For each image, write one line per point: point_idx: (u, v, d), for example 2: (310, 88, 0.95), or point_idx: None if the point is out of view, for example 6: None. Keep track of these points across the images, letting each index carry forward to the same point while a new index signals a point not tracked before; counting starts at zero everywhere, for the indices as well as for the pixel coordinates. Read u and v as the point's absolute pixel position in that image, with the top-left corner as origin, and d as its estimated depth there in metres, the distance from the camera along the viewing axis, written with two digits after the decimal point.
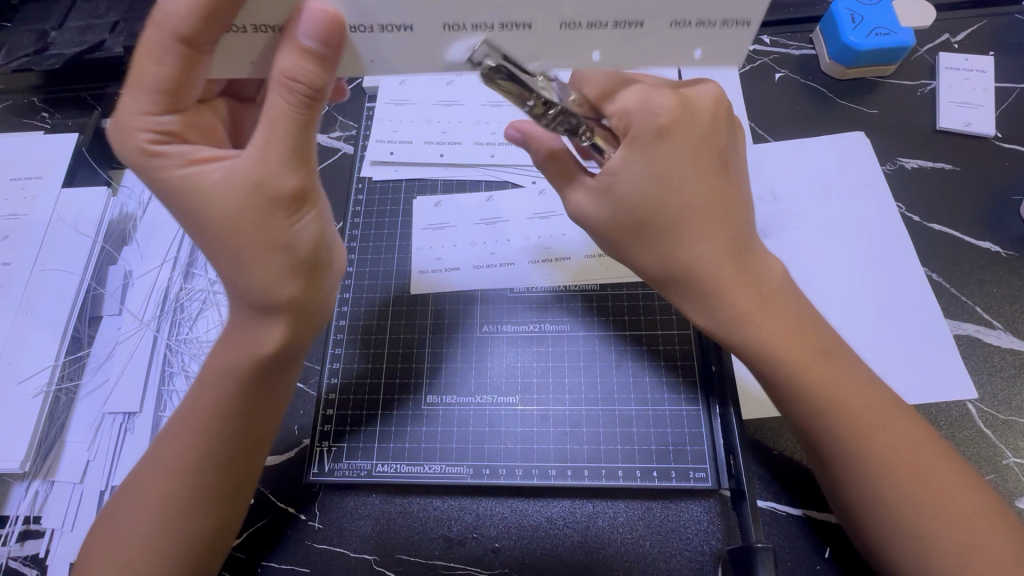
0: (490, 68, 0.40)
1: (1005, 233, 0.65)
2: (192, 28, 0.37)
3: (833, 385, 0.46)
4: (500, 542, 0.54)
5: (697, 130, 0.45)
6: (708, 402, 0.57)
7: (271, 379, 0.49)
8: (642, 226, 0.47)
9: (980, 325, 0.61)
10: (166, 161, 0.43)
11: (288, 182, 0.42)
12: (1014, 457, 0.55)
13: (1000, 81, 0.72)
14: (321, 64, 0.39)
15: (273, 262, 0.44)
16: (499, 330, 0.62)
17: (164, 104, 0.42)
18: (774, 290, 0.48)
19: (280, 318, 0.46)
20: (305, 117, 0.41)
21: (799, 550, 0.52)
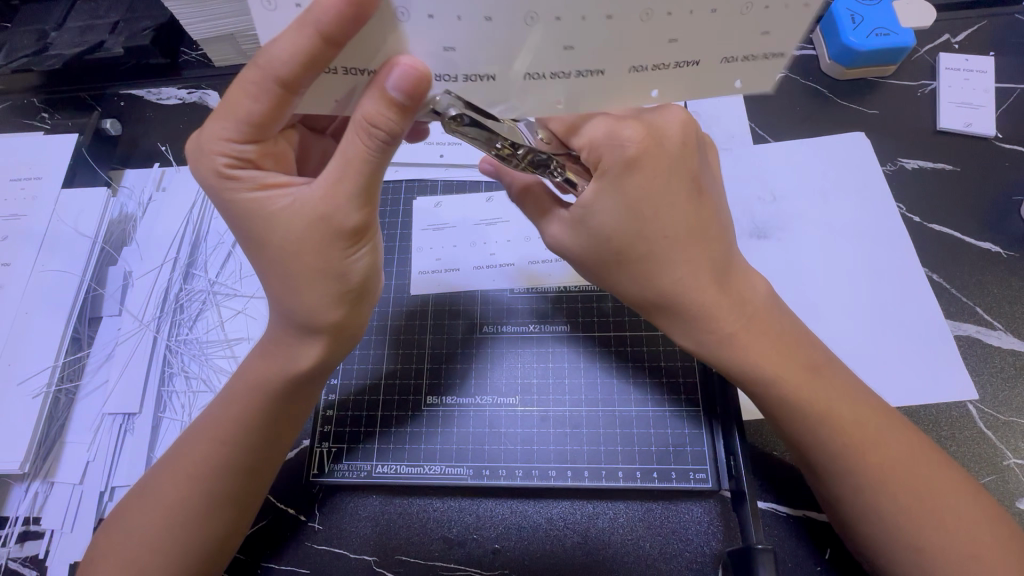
0: (452, 118, 0.39)
1: (1005, 233, 0.65)
2: (293, 72, 0.35)
3: (822, 403, 0.46)
4: (500, 542, 0.54)
5: (680, 147, 0.45)
6: (711, 427, 0.56)
7: (301, 394, 0.50)
8: (622, 254, 0.47)
9: (980, 326, 0.61)
10: (237, 185, 0.42)
11: (352, 220, 0.42)
12: (1015, 458, 0.55)
13: (1001, 81, 0.72)
14: (404, 114, 0.37)
15: (324, 290, 0.44)
16: (500, 331, 0.62)
17: (248, 134, 0.41)
18: (760, 309, 0.48)
19: (318, 339, 0.47)
20: (380, 158, 0.40)
21: (799, 551, 0.52)
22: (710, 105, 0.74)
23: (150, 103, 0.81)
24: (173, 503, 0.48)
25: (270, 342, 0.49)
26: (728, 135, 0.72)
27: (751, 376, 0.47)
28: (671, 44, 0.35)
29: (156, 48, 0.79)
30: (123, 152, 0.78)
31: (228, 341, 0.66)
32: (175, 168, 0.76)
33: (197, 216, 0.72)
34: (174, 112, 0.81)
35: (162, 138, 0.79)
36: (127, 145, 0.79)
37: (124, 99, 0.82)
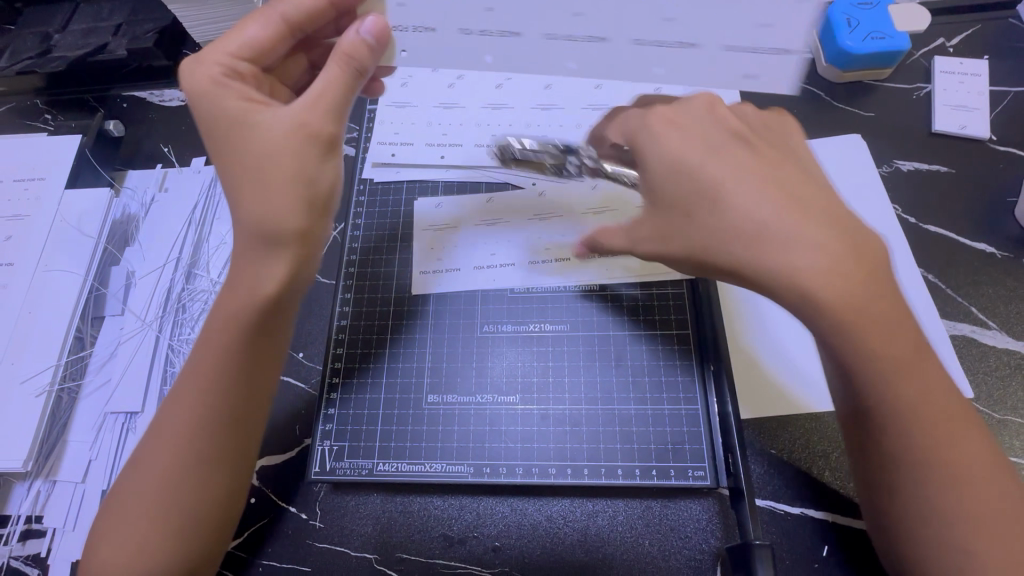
0: None
1: (1000, 234, 0.66)
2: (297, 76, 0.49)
3: (897, 383, 0.41)
4: (500, 540, 0.55)
5: (727, 133, 0.49)
6: (702, 372, 0.59)
7: (272, 326, 0.48)
8: (683, 218, 0.46)
9: (975, 326, 0.61)
10: (228, 87, 0.48)
11: (327, 130, 0.47)
12: (1009, 456, 0.55)
13: (995, 84, 0.73)
14: (373, 54, 0.49)
15: (295, 194, 0.45)
16: (499, 331, 0.63)
17: (245, 52, 0.50)
18: (862, 279, 0.41)
19: (286, 253, 0.46)
20: (349, 87, 0.48)
21: (797, 547, 0.53)
22: None
23: (153, 105, 0.82)
24: (153, 499, 0.46)
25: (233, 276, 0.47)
26: None
27: None
28: None
29: (159, 51, 0.79)
30: (125, 154, 0.79)
31: None
32: (177, 169, 0.76)
33: (199, 217, 0.72)
34: (176, 114, 0.81)
35: (165, 140, 0.79)
36: (129, 146, 0.79)
37: (126, 101, 0.82)
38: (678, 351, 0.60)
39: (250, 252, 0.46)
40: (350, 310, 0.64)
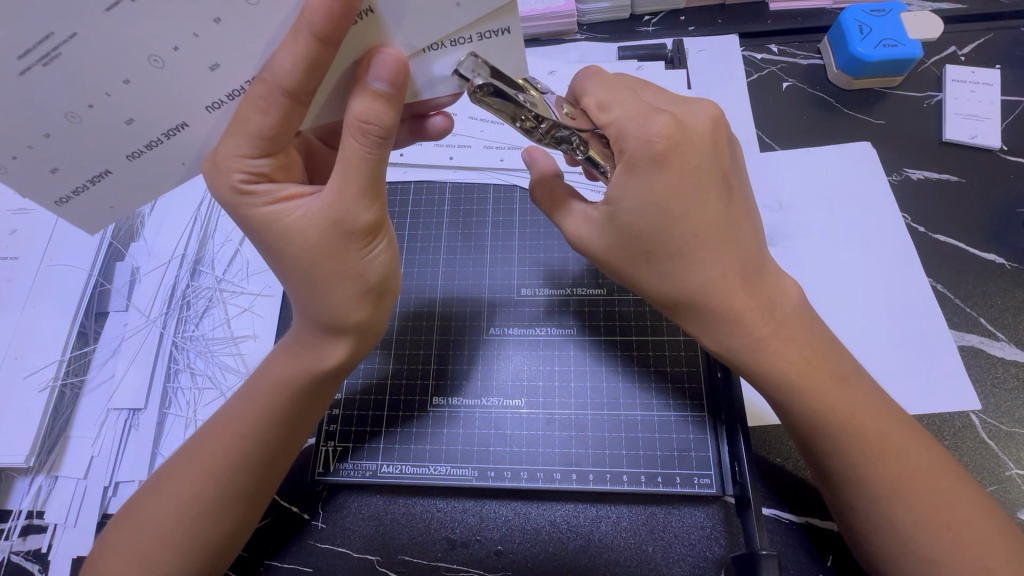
0: (479, 86, 0.40)
1: (1009, 245, 0.65)
2: (296, 80, 0.37)
3: (845, 411, 0.46)
4: (503, 544, 0.55)
5: (710, 143, 0.46)
6: (715, 426, 0.57)
7: (317, 394, 0.50)
8: (651, 253, 0.46)
9: (983, 337, 0.61)
10: (254, 199, 0.43)
11: (363, 218, 0.42)
12: (1016, 468, 0.55)
13: (1007, 94, 0.73)
14: (392, 105, 0.39)
15: (346, 290, 0.45)
16: (504, 334, 0.62)
17: (261, 149, 0.41)
18: (787, 314, 0.47)
19: (346, 337, 0.48)
20: (377, 156, 0.41)
21: (801, 557, 0.53)
22: None
23: None
24: (183, 498, 0.48)
25: (294, 342, 0.49)
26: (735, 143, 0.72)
27: (765, 381, 0.47)
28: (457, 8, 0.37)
29: None
30: None
31: (234, 339, 0.66)
32: None
33: (205, 214, 0.72)
34: None
35: None
36: None
37: None
38: (686, 361, 0.59)
39: (300, 309, 0.47)
40: None
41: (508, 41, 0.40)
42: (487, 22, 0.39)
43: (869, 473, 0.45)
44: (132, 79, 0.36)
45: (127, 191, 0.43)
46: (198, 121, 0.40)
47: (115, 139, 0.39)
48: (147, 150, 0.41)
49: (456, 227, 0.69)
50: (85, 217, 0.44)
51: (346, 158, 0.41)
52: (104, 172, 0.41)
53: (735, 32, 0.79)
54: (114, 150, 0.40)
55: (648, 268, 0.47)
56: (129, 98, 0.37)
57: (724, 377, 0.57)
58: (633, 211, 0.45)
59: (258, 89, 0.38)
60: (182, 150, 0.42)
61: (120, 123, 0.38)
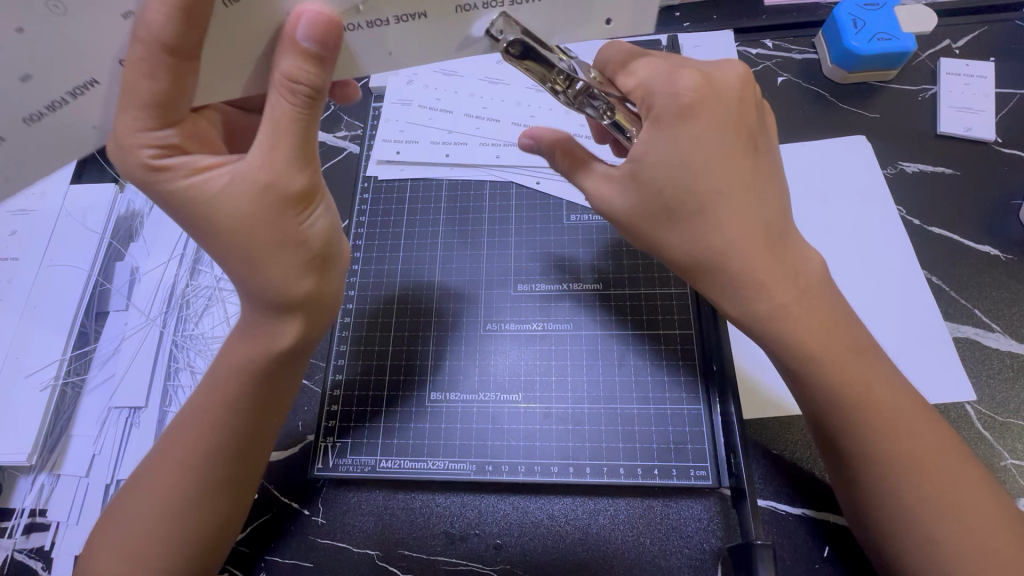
0: (507, 43, 0.41)
1: (1004, 236, 0.66)
2: (211, 49, 0.37)
3: (862, 386, 0.46)
4: (502, 538, 0.55)
5: (736, 101, 0.46)
6: (707, 394, 0.58)
7: (280, 375, 0.51)
8: (669, 208, 0.46)
9: (978, 328, 0.61)
10: (171, 173, 0.43)
11: (297, 183, 0.43)
12: (1012, 459, 0.56)
13: (1002, 86, 0.73)
14: (320, 66, 0.39)
15: (289, 260, 0.45)
16: (501, 329, 0.63)
17: (164, 119, 0.41)
18: (812, 281, 0.47)
19: (294, 316, 0.48)
20: (307, 117, 0.42)
21: (798, 548, 0.53)
22: None
23: None
24: (166, 496, 0.48)
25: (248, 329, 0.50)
26: None
27: None
28: None
29: None
30: None
31: None
32: None
33: None
34: None
35: None
36: None
37: None
38: (682, 354, 0.60)
39: (241, 289, 0.47)
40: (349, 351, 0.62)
41: (648, 0, 0.40)
42: None
43: (882, 451, 0.45)
44: (26, 27, 0.35)
45: (29, 160, 0.42)
46: (108, 77, 0.40)
47: (5, 101, 0.37)
48: (48, 113, 0.39)
49: (453, 224, 0.69)
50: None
51: (277, 119, 0.41)
52: (3, 138, 0.39)
53: (730, 27, 0.79)
54: (11, 114, 0.38)
55: (668, 225, 0.47)
56: (29, 48, 0.36)
57: (719, 369, 0.58)
58: (657, 162, 0.45)
59: (138, 50, 0.37)
60: (97, 119, 0.41)
61: (16, 80, 0.37)
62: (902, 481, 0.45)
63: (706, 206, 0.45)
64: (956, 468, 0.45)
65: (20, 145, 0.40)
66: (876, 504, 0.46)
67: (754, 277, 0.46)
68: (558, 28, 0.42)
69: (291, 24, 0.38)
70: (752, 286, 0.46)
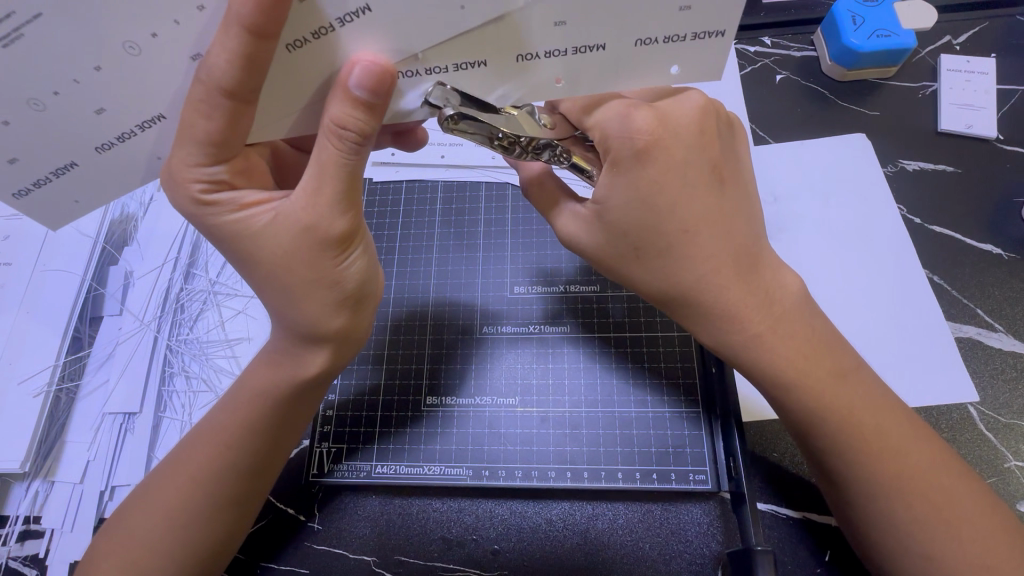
0: (450, 117, 0.41)
1: (1006, 235, 0.65)
2: (235, 79, 0.36)
3: (845, 409, 0.45)
4: (499, 544, 0.54)
5: (695, 137, 0.45)
6: (711, 425, 0.56)
7: (302, 400, 0.50)
8: (639, 250, 0.46)
9: (981, 328, 0.61)
10: (219, 209, 0.43)
11: (338, 226, 0.42)
12: (1015, 460, 0.55)
13: (1002, 83, 0.72)
14: (371, 113, 0.39)
15: (322, 298, 0.44)
16: (498, 332, 0.62)
17: (217, 156, 0.41)
18: (787, 309, 0.46)
19: (324, 347, 0.47)
20: (355, 162, 0.41)
21: (799, 552, 0.53)
22: None
23: None
24: (171, 506, 0.48)
25: (274, 351, 0.49)
26: None
27: (764, 378, 0.46)
28: (559, 27, 0.38)
29: None
30: None
31: (228, 342, 0.66)
32: None
33: None
34: None
35: None
36: None
37: None
38: (680, 358, 0.59)
39: (276, 318, 0.47)
40: None
41: (721, 44, 0.40)
42: (707, 20, 0.38)
43: (866, 478, 0.45)
44: (102, 66, 0.36)
45: (90, 185, 0.44)
46: (173, 112, 0.40)
47: (78, 131, 0.39)
48: (117, 143, 0.41)
49: (449, 226, 0.68)
50: (41, 213, 0.44)
51: (323, 161, 0.40)
52: (72, 164, 0.42)
53: None
54: (82, 141, 0.40)
55: (639, 265, 0.47)
56: (103, 87, 0.37)
57: (716, 372, 0.57)
58: (619, 210, 0.45)
59: (197, 91, 0.37)
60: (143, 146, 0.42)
61: (91, 113, 0.38)
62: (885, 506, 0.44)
63: (670, 250, 0.45)
64: (950, 486, 0.44)
65: (91, 171, 0.42)
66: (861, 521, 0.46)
67: (722, 309, 0.45)
68: (628, 74, 0.41)
69: (347, 74, 0.37)
70: (720, 321, 0.46)
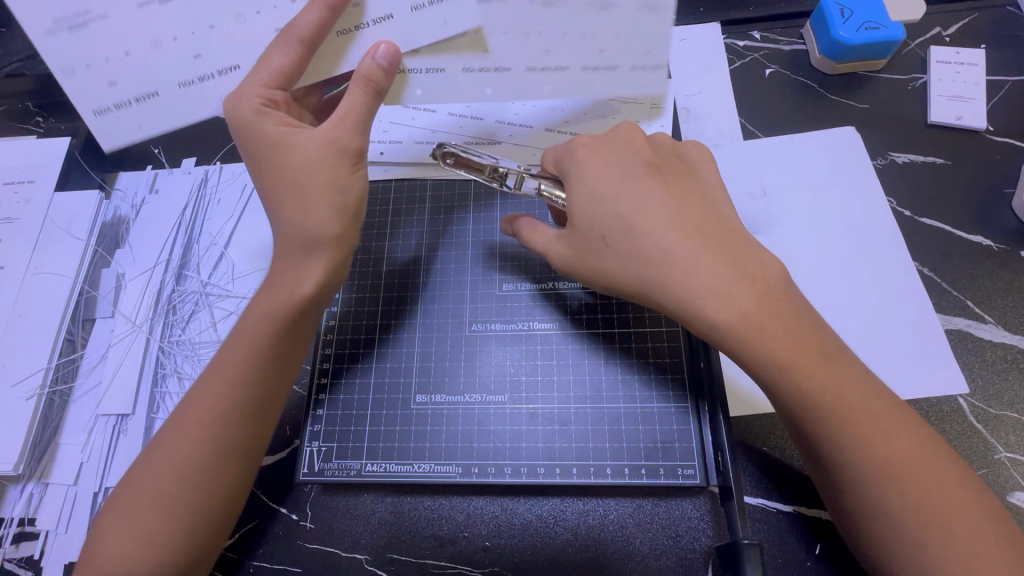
0: (439, 155, 0.60)
1: (995, 226, 0.65)
2: (310, 32, 0.49)
3: (832, 394, 0.45)
4: (491, 540, 0.55)
5: (630, 142, 0.54)
6: (699, 417, 0.56)
7: (301, 330, 0.52)
8: (605, 238, 0.50)
9: (971, 320, 0.61)
10: (268, 118, 0.51)
11: (356, 143, 0.52)
12: (1006, 452, 0.55)
13: (992, 74, 0.72)
14: (389, 76, 0.52)
15: (329, 205, 0.50)
16: (487, 329, 0.62)
17: (278, 81, 0.51)
18: (769, 281, 0.47)
19: (320, 254, 0.51)
20: (371, 105, 0.53)
21: (790, 545, 0.53)
22: (700, 102, 0.74)
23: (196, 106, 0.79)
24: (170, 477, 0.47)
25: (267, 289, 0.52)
26: (718, 131, 0.72)
27: (764, 366, 0.46)
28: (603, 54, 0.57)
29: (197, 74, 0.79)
30: (115, 156, 0.77)
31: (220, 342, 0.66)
32: (167, 170, 0.75)
33: (190, 218, 0.72)
34: None
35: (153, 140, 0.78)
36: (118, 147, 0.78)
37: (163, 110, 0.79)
38: (671, 383, 0.58)
39: (280, 235, 0.51)
40: (334, 356, 0.62)
41: (658, 74, 0.59)
42: (651, 30, 0.56)
43: (860, 459, 0.44)
44: (214, 25, 0.51)
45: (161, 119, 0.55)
46: (248, 67, 0.53)
47: (170, 66, 0.52)
48: (199, 83, 0.53)
49: (439, 225, 0.68)
50: (113, 135, 0.55)
51: (353, 102, 0.52)
52: (156, 93, 0.53)
53: (716, 20, 0.78)
54: (172, 77, 0.52)
55: (608, 250, 0.50)
56: (204, 41, 0.51)
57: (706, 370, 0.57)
58: (580, 203, 0.52)
59: (286, 39, 0.50)
60: (214, 93, 0.54)
61: (189, 57, 0.52)
62: (884, 489, 0.44)
63: (648, 226, 0.49)
64: (938, 471, 0.44)
65: (167, 101, 0.54)
66: (860, 509, 0.45)
67: (703, 289, 0.46)
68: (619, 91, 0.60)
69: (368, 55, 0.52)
70: (711, 295, 0.46)
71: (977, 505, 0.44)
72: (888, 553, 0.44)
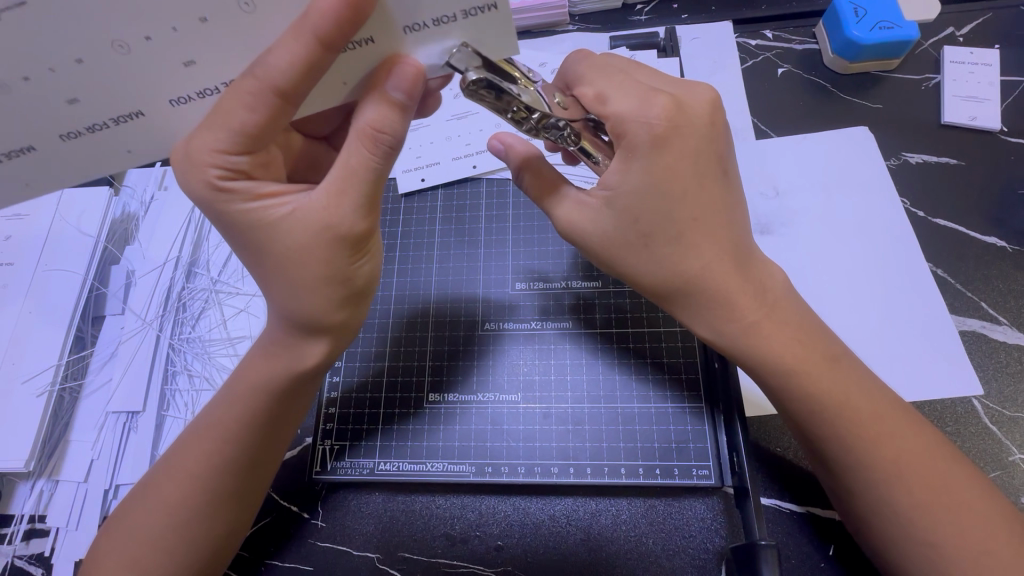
0: (471, 82, 0.39)
1: (1010, 227, 0.64)
2: (290, 80, 0.38)
3: (841, 396, 0.45)
4: (503, 540, 0.54)
5: (707, 124, 0.45)
6: (713, 417, 0.56)
7: (302, 389, 0.50)
8: (646, 237, 0.45)
9: (985, 321, 0.60)
10: (233, 196, 0.43)
11: (359, 227, 0.43)
12: (1020, 454, 0.55)
13: (1006, 74, 0.72)
14: (404, 114, 0.41)
15: (331, 294, 0.45)
16: (500, 329, 0.62)
17: (241, 145, 0.41)
18: (778, 299, 0.47)
19: (324, 338, 0.48)
20: (381, 167, 0.43)
21: (803, 545, 0.52)
22: None
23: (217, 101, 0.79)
24: (176, 498, 0.48)
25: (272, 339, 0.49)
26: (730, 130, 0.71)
27: (777, 367, 0.46)
28: None
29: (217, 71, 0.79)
30: None
31: (231, 340, 0.66)
32: None
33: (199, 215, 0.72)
34: None
35: None
36: None
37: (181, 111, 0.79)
38: (685, 384, 0.58)
39: (276, 306, 0.47)
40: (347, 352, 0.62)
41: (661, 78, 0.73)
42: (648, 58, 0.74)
43: (865, 463, 0.44)
44: (86, 59, 0.35)
45: (44, 170, 0.42)
46: (155, 112, 0.40)
47: (48, 116, 0.38)
48: (87, 134, 0.40)
49: (450, 223, 0.68)
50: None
51: (352, 164, 0.42)
52: (33, 147, 0.40)
53: (728, 19, 0.78)
54: (50, 128, 0.39)
55: (645, 252, 0.46)
56: (81, 79, 0.36)
57: (720, 371, 0.56)
58: (627, 196, 0.45)
59: (248, 84, 0.38)
60: (129, 139, 0.41)
61: (65, 103, 0.38)
62: (893, 490, 0.44)
63: (700, 238, 0.45)
64: (950, 473, 0.44)
65: (48, 156, 0.41)
66: (870, 511, 0.45)
67: (720, 297, 0.46)
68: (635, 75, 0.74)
69: (385, 81, 0.40)
70: (723, 307, 0.46)
71: (992, 508, 0.44)
72: (901, 556, 0.44)
